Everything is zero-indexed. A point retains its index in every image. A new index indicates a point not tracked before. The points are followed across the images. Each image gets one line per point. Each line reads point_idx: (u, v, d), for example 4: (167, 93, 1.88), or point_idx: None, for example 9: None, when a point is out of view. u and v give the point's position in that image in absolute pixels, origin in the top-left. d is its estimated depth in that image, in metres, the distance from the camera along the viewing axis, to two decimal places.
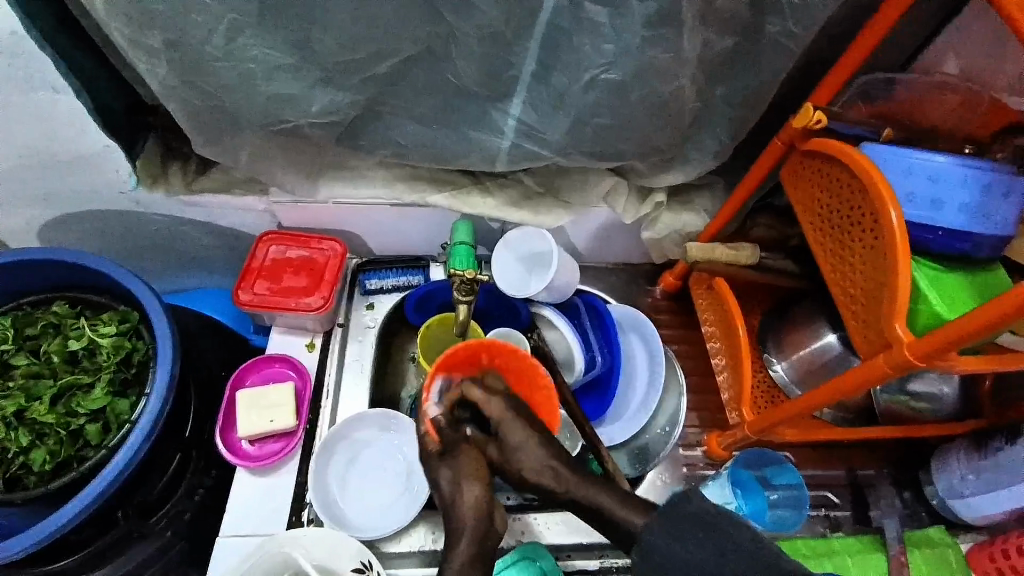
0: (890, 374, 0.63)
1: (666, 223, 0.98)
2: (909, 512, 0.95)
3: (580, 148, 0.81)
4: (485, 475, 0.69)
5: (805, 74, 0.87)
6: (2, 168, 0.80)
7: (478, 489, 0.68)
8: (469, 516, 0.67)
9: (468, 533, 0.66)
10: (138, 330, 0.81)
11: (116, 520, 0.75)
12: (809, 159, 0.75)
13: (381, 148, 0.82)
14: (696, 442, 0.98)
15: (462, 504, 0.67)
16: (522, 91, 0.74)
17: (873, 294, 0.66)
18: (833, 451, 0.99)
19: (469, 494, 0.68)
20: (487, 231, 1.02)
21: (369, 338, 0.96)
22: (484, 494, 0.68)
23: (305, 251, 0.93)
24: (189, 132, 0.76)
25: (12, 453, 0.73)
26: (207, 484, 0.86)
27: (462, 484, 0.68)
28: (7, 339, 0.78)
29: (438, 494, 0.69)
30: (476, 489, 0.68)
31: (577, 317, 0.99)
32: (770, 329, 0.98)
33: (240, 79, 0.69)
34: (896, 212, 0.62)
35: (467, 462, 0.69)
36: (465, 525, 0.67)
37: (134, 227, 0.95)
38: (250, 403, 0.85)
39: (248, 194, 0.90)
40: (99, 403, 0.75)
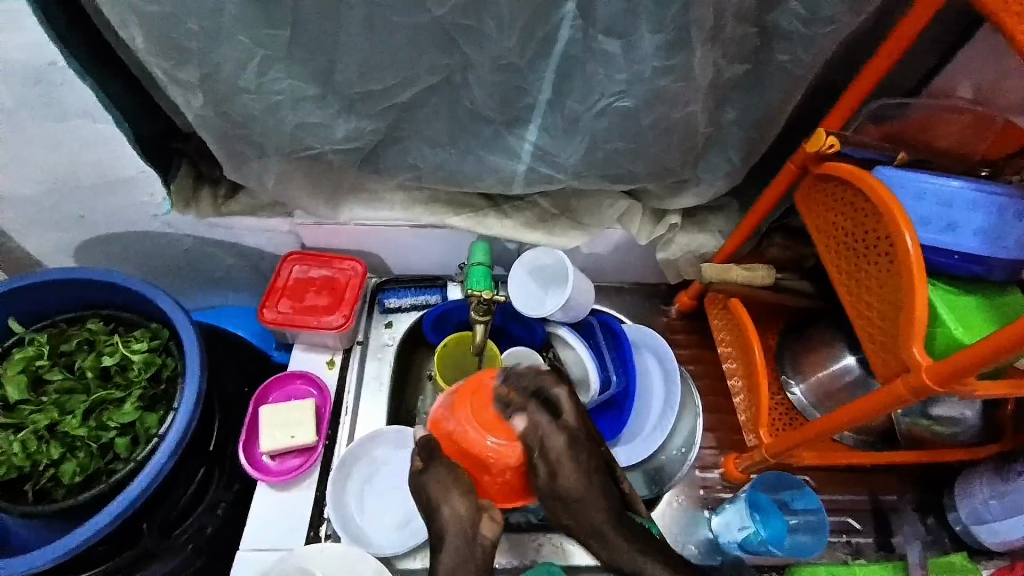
0: (908, 398, 0.63)
1: (680, 244, 0.99)
2: (932, 538, 0.93)
3: (593, 172, 0.83)
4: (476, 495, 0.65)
5: (814, 100, 0.88)
6: (45, 192, 0.85)
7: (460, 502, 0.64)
8: (451, 529, 0.63)
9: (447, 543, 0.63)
10: (166, 346, 0.83)
11: (141, 532, 0.76)
12: (822, 183, 0.76)
13: (401, 172, 0.85)
14: (712, 464, 0.97)
15: (446, 514, 0.64)
16: (537, 117, 0.76)
17: (890, 317, 0.66)
18: (854, 475, 0.97)
19: (451, 510, 0.64)
20: (503, 252, 1.04)
21: (388, 356, 0.98)
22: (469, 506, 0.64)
23: (327, 270, 0.96)
24: (218, 157, 0.80)
25: (43, 465, 0.75)
26: (229, 499, 0.87)
27: (451, 493, 0.64)
28: (42, 355, 0.81)
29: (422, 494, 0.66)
30: (465, 501, 0.64)
31: (592, 336, 1.00)
32: (787, 349, 0.98)
33: (268, 108, 0.72)
34: (910, 236, 0.63)
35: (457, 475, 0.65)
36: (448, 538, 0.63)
37: (164, 247, 0.99)
38: (271, 419, 0.87)
39: (273, 216, 0.93)
40: (128, 417, 0.77)
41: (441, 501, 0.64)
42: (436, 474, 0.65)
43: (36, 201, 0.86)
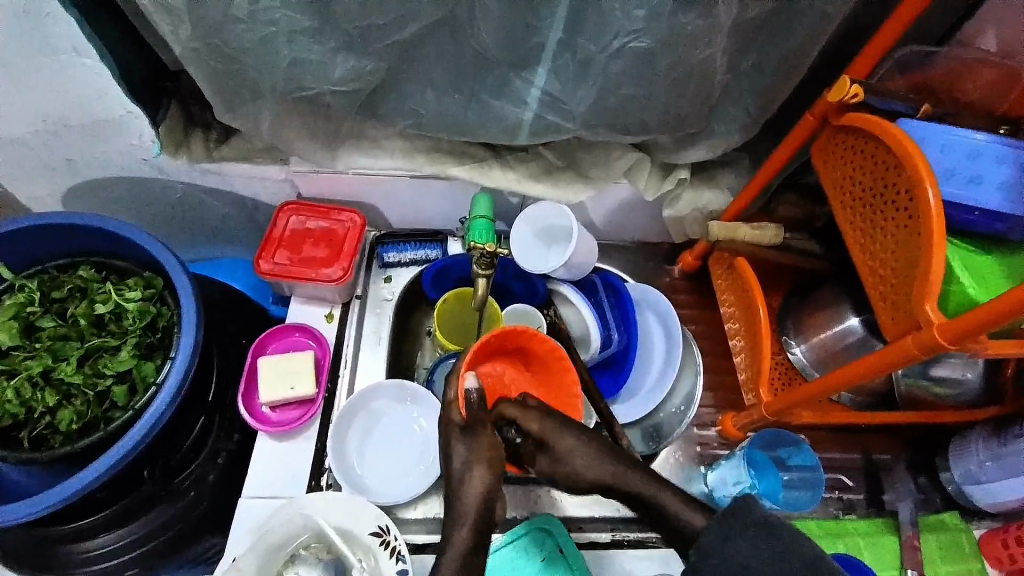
0: (917, 355, 0.62)
1: (688, 201, 0.96)
2: (923, 497, 0.95)
3: (603, 120, 0.80)
4: (500, 469, 0.67)
5: (834, 49, 0.84)
6: (26, 133, 0.81)
7: (486, 480, 0.66)
8: (472, 507, 0.65)
9: (469, 520, 0.65)
10: (161, 295, 0.81)
11: (142, 479, 0.77)
12: (843, 136, 0.73)
13: (402, 118, 0.81)
14: (709, 423, 0.98)
15: (469, 490, 0.66)
16: (547, 59, 0.72)
17: (904, 275, 0.64)
18: (849, 434, 0.99)
19: (473, 488, 0.66)
20: (506, 206, 1.01)
21: (387, 311, 0.97)
22: (493, 479, 0.67)
23: (324, 222, 0.93)
24: (210, 97, 0.75)
25: (38, 412, 0.74)
26: (229, 448, 0.88)
27: (474, 469, 0.67)
28: (34, 302, 0.79)
29: (448, 471, 0.68)
30: (484, 479, 0.66)
31: (594, 294, 0.98)
32: (791, 309, 0.97)
33: (261, 42, 0.68)
34: (933, 189, 0.61)
35: (483, 447, 0.67)
36: (467, 519, 0.65)
37: (155, 195, 0.95)
38: (270, 370, 0.86)
39: (268, 162, 0.89)
40: (125, 365, 0.76)
41: (466, 474, 0.67)
42: (457, 437, 0.69)
43: (18, 140, 0.82)
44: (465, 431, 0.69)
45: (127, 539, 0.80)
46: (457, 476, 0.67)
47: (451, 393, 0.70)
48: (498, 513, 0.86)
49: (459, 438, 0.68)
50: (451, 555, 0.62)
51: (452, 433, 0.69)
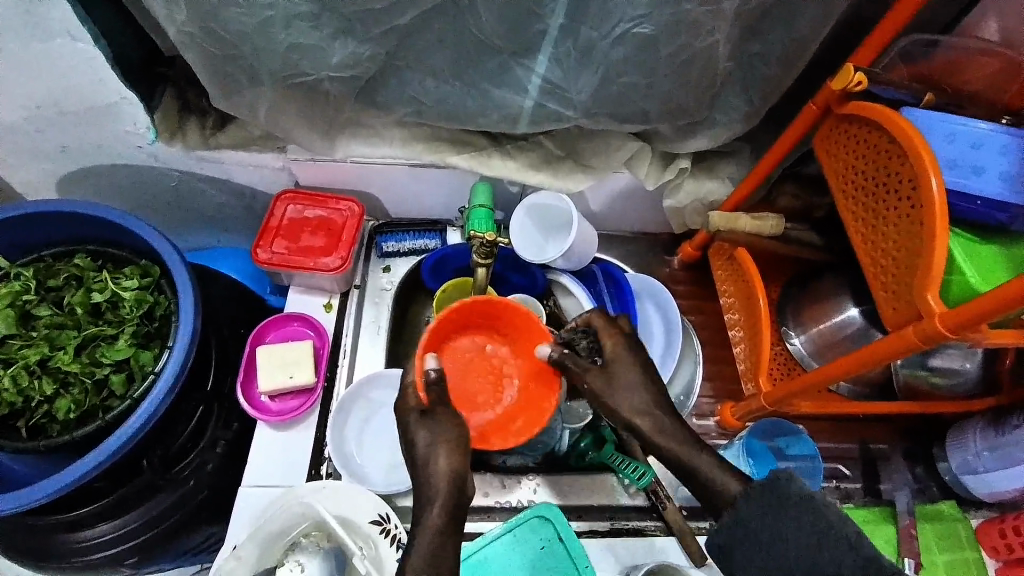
0: (918, 345, 0.62)
1: (689, 191, 0.96)
2: (919, 486, 0.96)
3: (604, 109, 0.79)
4: (466, 447, 0.69)
5: (837, 37, 0.83)
6: (20, 119, 0.80)
7: (449, 458, 0.67)
8: (441, 484, 0.66)
9: (439, 499, 0.65)
10: (158, 284, 0.80)
11: (141, 467, 0.77)
12: (845, 125, 0.73)
13: (401, 105, 0.80)
14: (708, 412, 0.99)
15: (436, 470, 0.67)
16: (548, 45, 0.71)
17: (906, 264, 0.64)
18: (846, 424, 0.99)
19: (445, 463, 0.67)
20: (506, 195, 1.00)
21: (385, 301, 0.97)
22: (462, 457, 0.68)
23: (323, 211, 0.92)
24: (206, 83, 0.74)
25: (36, 401, 0.74)
26: (228, 437, 0.87)
27: (440, 449, 0.68)
28: (29, 290, 0.78)
29: (412, 454, 0.69)
30: (453, 456, 0.68)
31: (594, 284, 0.98)
32: (790, 300, 0.98)
33: (259, 26, 0.67)
34: (936, 178, 0.60)
35: (451, 431, 0.69)
36: (437, 495, 0.66)
37: (151, 182, 0.94)
38: (269, 359, 0.86)
39: (265, 151, 0.88)
40: (122, 354, 0.76)
41: (429, 456, 0.67)
42: (416, 421, 0.69)
43: (11, 127, 0.81)
44: (423, 415, 0.70)
45: (122, 529, 0.79)
46: (421, 457, 0.68)
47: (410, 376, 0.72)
48: (498, 501, 0.86)
49: (419, 422, 0.69)
50: (423, 535, 0.64)
51: (411, 418, 0.70)
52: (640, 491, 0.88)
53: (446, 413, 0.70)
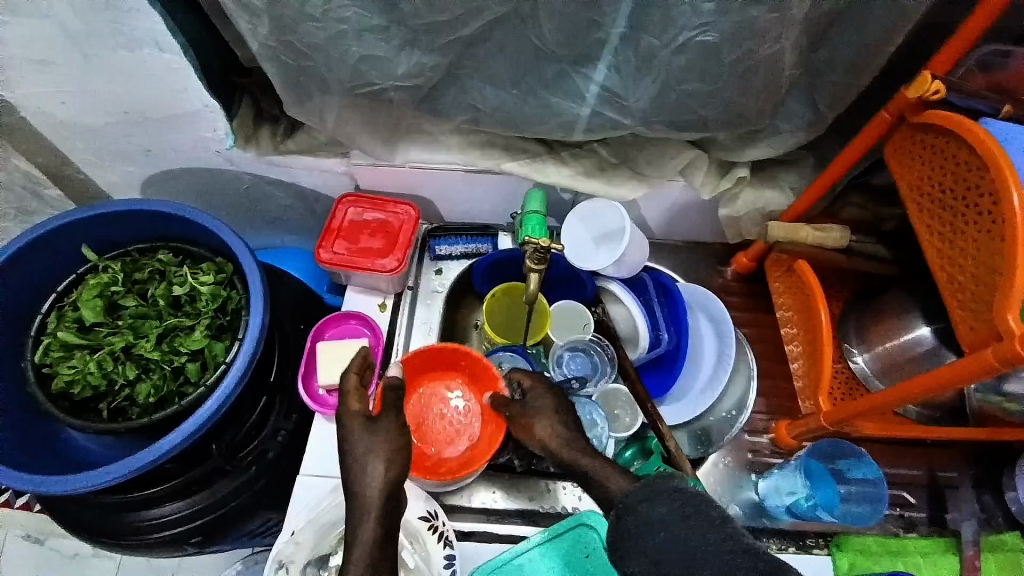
0: (994, 367, 0.58)
1: (747, 200, 0.93)
2: (988, 517, 0.89)
3: (663, 117, 0.79)
4: (401, 458, 0.69)
5: (914, 41, 0.80)
6: (116, 124, 0.87)
7: (386, 468, 0.68)
8: (375, 497, 0.66)
9: (371, 512, 0.66)
10: (230, 280, 0.86)
11: (209, 452, 0.82)
12: (918, 136, 0.69)
13: (460, 112, 0.83)
14: (762, 429, 0.95)
15: (370, 479, 0.67)
16: (608, 54, 0.71)
17: (988, 282, 0.61)
18: (911, 448, 0.94)
19: (374, 473, 0.67)
20: (558, 202, 1.01)
21: (437, 302, 1.00)
22: (396, 469, 0.68)
23: (381, 214, 0.96)
24: (281, 93, 0.79)
25: (119, 384, 0.80)
26: (288, 427, 0.91)
27: (374, 458, 0.68)
28: (117, 282, 0.85)
29: (347, 457, 0.69)
30: (386, 467, 0.68)
31: (644, 294, 0.97)
32: (852, 317, 0.94)
33: (331, 38, 0.70)
34: (1019, 192, 0.57)
35: (386, 441, 0.69)
36: (370, 509, 0.66)
37: (225, 184, 1.01)
38: (328, 355, 0.90)
39: (330, 156, 0.93)
40: (198, 344, 0.81)
41: (365, 462, 0.67)
42: (359, 426, 0.70)
43: (108, 131, 0.89)
44: (368, 420, 0.71)
45: (191, 509, 0.85)
46: (356, 464, 0.68)
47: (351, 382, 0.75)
48: (542, 506, 0.87)
49: (361, 428, 0.70)
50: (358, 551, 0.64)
51: (354, 423, 0.71)
52: None
53: (391, 418, 0.71)
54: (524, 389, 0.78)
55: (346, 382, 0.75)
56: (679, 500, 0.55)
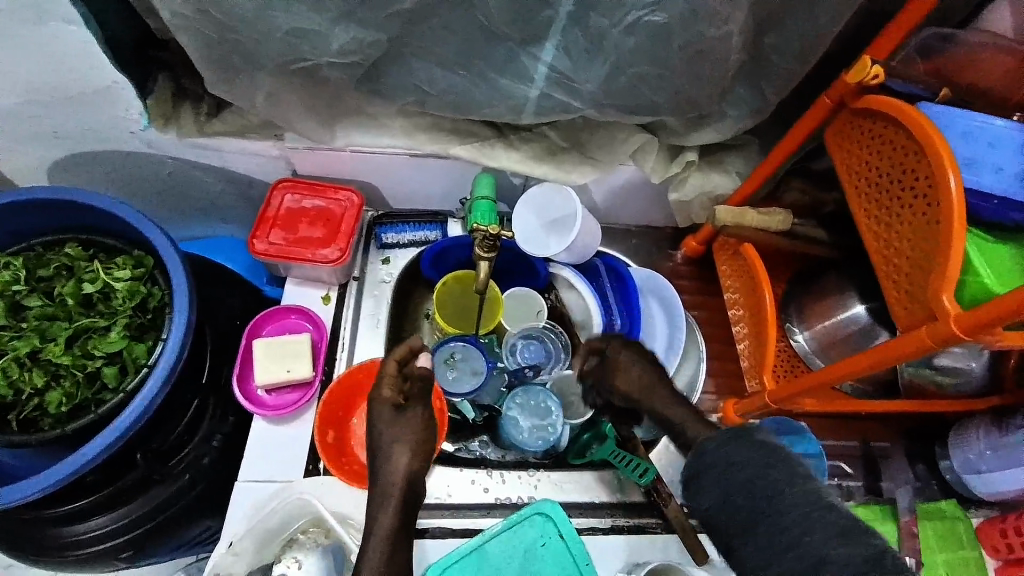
0: (930, 345, 0.61)
1: (695, 184, 0.94)
2: (918, 484, 0.95)
3: (613, 100, 0.77)
4: (423, 449, 0.74)
5: (852, 29, 0.81)
6: (7, 103, 0.77)
7: (410, 457, 0.73)
8: (396, 484, 0.71)
9: (392, 501, 0.70)
10: (152, 275, 0.79)
11: (135, 462, 0.76)
12: (859, 120, 0.71)
13: (403, 93, 0.78)
14: (711, 410, 0.98)
15: (393, 467, 0.72)
16: (557, 33, 0.69)
17: (921, 263, 0.63)
18: (848, 422, 0.99)
19: (399, 458, 0.73)
20: (508, 187, 0.98)
21: (385, 293, 0.95)
22: (417, 456, 0.73)
23: (321, 201, 0.90)
24: (202, 69, 0.72)
25: (26, 393, 0.72)
26: (225, 430, 0.86)
27: (397, 446, 0.73)
28: (18, 280, 0.76)
29: (374, 447, 0.74)
30: (410, 455, 0.73)
31: (596, 277, 0.97)
32: (795, 298, 0.96)
33: (257, 9, 0.64)
34: (954, 176, 0.59)
35: (412, 427, 0.74)
36: (392, 494, 0.71)
37: (145, 169, 0.92)
38: (266, 354, 0.84)
39: (262, 139, 0.86)
40: (116, 346, 0.74)
41: (391, 449, 0.72)
42: (387, 417, 0.74)
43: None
44: (396, 411, 0.75)
45: (123, 521, 0.78)
46: (382, 450, 0.73)
47: (391, 368, 0.75)
48: (499, 498, 0.86)
49: (388, 417, 0.74)
50: (375, 538, 0.67)
51: (383, 412, 0.74)
52: (637, 488, 0.89)
53: (420, 411, 0.75)
54: (603, 354, 0.87)
55: (387, 367, 0.75)
56: (761, 451, 0.60)
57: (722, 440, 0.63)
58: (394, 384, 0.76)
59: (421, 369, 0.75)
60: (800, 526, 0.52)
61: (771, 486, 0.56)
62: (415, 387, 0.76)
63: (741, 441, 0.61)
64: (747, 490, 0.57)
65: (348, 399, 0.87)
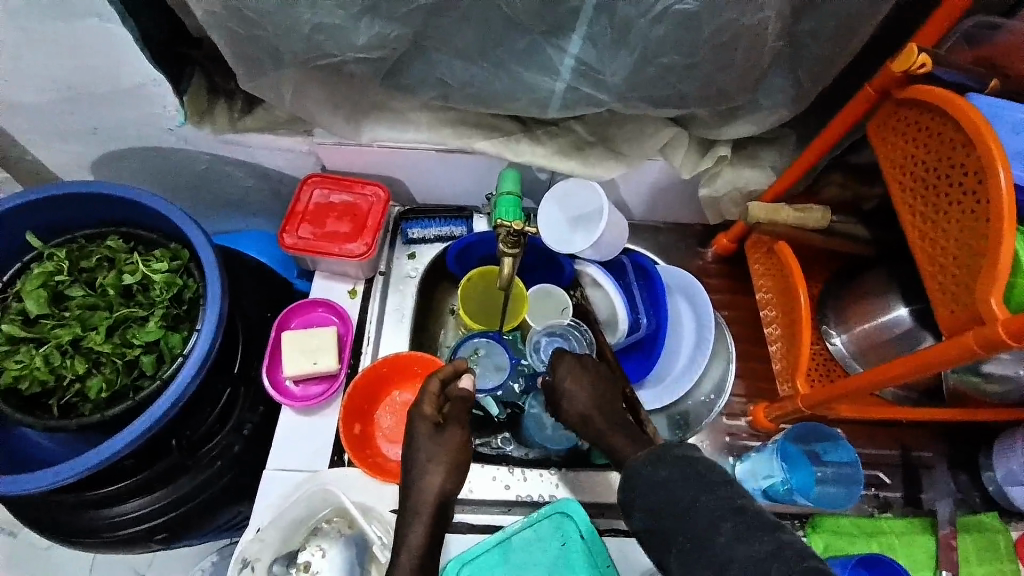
0: (976, 352, 0.57)
1: (727, 179, 0.91)
2: (961, 496, 0.90)
3: (640, 93, 0.75)
4: (459, 471, 0.73)
5: (899, 14, 0.77)
6: (53, 101, 0.80)
7: (444, 477, 0.72)
8: (429, 501, 0.70)
9: (423, 518, 0.70)
10: (187, 268, 0.81)
11: (169, 447, 0.79)
12: (903, 112, 0.67)
13: (428, 87, 0.78)
14: (740, 413, 0.95)
15: (426, 486, 0.71)
16: (583, 24, 0.67)
17: (968, 264, 0.59)
18: (887, 429, 0.94)
19: (431, 478, 0.71)
20: (533, 182, 0.97)
21: (410, 289, 0.96)
22: (451, 478, 0.72)
23: (348, 196, 0.91)
24: (231, 65, 0.73)
25: (68, 379, 0.75)
26: (254, 420, 0.88)
27: (433, 467, 0.72)
28: (61, 271, 0.79)
29: (409, 462, 0.73)
30: (445, 476, 0.72)
31: (623, 275, 0.95)
32: (831, 299, 0.92)
33: (283, 5, 0.65)
34: (1005, 172, 0.56)
35: (448, 446, 0.73)
36: (422, 512, 0.70)
37: (180, 164, 0.95)
38: (293, 345, 0.85)
39: (292, 134, 0.88)
40: (152, 336, 0.77)
41: (426, 468, 0.71)
42: (427, 434, 0.73)
43: (46, 109, 0.82)
44: (435, 429, 0.74)
45: (158, 503, 0.81)
46: (417, 467, 0.72)
47: (434, 385, 0.75)
48: (520, 495, 0.85)
49: (427, 435, 0.73)
50: (407, 550, 0.68)
51: (422, 427, 0.74)
52: None
53: (458, 431, 0.74)
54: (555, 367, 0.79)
55: (430, 382, 0.75)
56: (685, 463, 0.58)
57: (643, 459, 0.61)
58: (435, 401, 0.76)
59: (462, 390, 0.75)
60: (712, 528, 0.51)
61: (701, 492, 0.55)
62: (455, 409, 0.75)
63: (661, 459, 0.60)
64: (675, 502, 0.55)
65: (373, 389, 0.89)
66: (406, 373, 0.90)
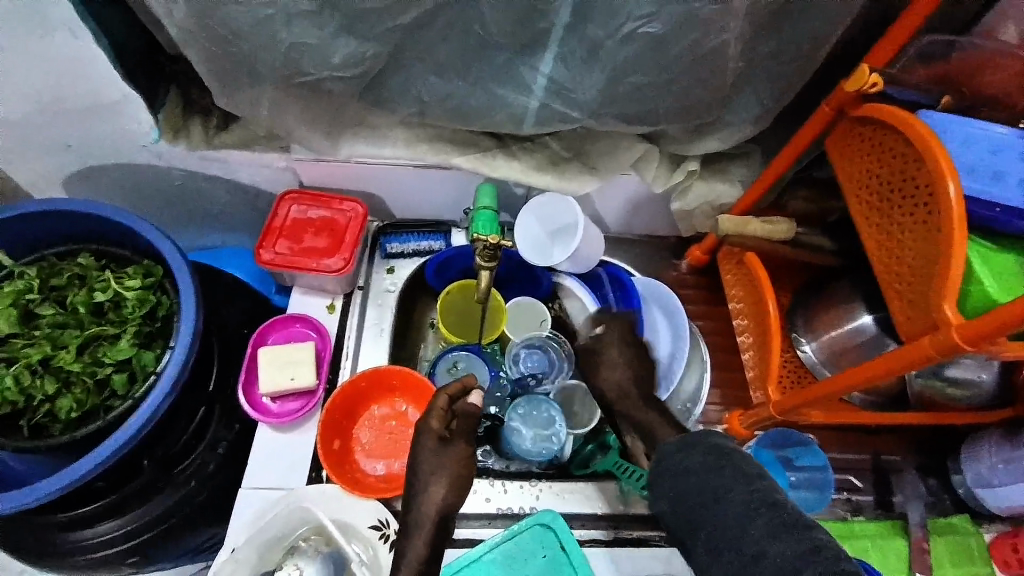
0: (933, 356, 0.60)
1: (698, 193, 0.93)
2: (930, 498, 0.93)
3: (611, 110, 0.78)
4: (462, 486, 0.75)
5: (853, 36, 0.81)
6: (25, 118, 0.79)
7: (446, 489, 0.74)
8: (430, 514, 0.72)
9: (425, 529, 0.72)
10: (161, 284, 0.81)
11: (142, 467, 0.77)
12: (859, 127, 0.71)
13: (405, 104, 0.79)
14: (715, 421, 0.97)
15: (429, 499, 0.73)
16: (554, 44, 0.70)
17: (923, 272, 0.62)
18: (857, 434, 0.97)
19: (435, 489, 0.74)
20: (511, 196, 0.99)
21: (389, 303, 0.96)
22: (452, 491, 0.74)
23: (326, 211, 0.92)
24: (207, 81, 0.74)
25: (37, 400, 0.74)
26: (229, 437, 0.87)
27: (435, 481, 0.74)
28: (32, 289, 0.78)
29: (412, 477, 0.75)
30: (448, 489, 0.74)
31: (600, 288, 0.98)
32: (801, 308, 0.95)
33: (260, 24, 0.66)
34: (954, 184, 0.58)
35: (454, 459, 0.75)
36: (425, 523, 0.72)
37: (156, 181, 0.94)
38: (271, 361, 0.85)
39: (270, 150, 0.88)
40: (124, 354, 0.76)
41: (429, 480, 0.73)
42: (432, 449, 0.75)
43: (17, 126, 0.81)
44: (441, 443, 0.75)
45: (130, 526, 0.80)
46: (421, 480, 0.74)
47: (444, 401, 0.76)
48: (500, 508, 0.85)
49: (433, 449, 0.75)
50: (409, 559, 0.70)
51: (428, 442, 0.75)
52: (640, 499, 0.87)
53: (463, 447, 0.76)
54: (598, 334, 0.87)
55: (441, 399, 0.76)
56: (711, 453, 0.60)
57: (671, 448, 0.64)
58: (444, 418, 0.76)
59: (470, 407, 0.76)
60: (744, 521, 0.52)
61: (720, 487, 0.56)
62: (461, 423, 0.77)
63: (692, 449, 0.62)
64: (699, 494, 0.57)
65: (350, 405, 0.88)
66: (385, 389, 0.90)
